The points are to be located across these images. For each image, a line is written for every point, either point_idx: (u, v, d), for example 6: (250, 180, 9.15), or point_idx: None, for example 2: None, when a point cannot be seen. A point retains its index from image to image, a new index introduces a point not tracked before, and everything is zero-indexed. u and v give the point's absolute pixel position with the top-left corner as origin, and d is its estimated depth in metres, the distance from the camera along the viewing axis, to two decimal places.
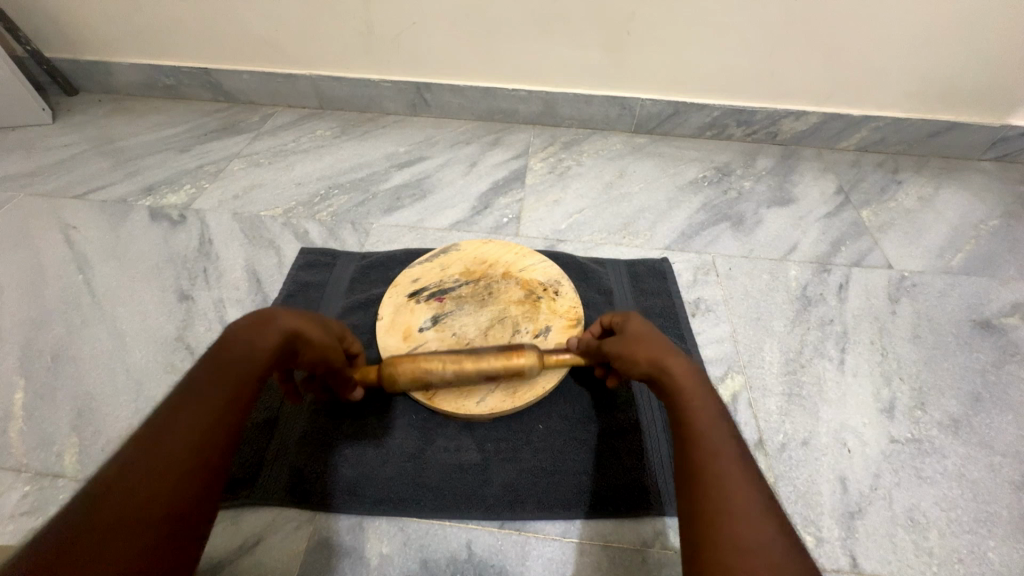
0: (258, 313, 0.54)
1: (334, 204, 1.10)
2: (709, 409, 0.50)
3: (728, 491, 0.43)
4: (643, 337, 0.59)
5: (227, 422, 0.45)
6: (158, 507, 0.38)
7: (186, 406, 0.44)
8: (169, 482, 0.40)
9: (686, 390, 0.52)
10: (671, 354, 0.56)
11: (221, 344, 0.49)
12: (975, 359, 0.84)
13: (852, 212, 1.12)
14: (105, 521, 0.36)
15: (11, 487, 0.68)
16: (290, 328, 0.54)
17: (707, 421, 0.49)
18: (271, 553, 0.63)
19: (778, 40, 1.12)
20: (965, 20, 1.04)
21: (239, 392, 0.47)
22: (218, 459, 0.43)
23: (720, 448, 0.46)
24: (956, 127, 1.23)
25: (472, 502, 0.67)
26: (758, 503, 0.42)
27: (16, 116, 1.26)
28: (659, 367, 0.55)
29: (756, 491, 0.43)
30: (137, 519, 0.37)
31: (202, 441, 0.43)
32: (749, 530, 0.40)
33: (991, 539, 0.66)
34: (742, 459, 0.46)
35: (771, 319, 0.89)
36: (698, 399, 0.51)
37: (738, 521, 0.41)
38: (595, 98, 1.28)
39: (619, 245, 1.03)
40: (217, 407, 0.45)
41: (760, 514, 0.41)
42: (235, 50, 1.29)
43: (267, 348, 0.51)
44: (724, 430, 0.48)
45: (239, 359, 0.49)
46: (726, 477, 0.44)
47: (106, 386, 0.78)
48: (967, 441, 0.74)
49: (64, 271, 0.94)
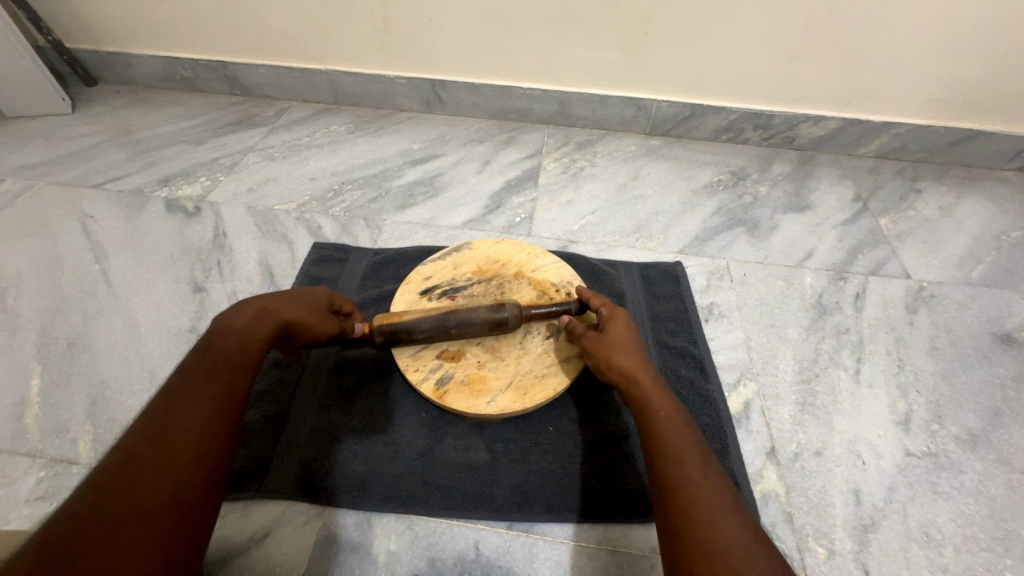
0: (249, 301, 0.54)
1: (347, 200, 1.10)
2: (676, 417, 0.53)
3: (700, 498, 0.46)
4: (617, 342, 0.61)
5: (226, 414, 0.47)
6: (165, 496, 0.41)
7: (183, 398, 0.46)
8: (174, 472, 0.42)
9: (653, 400, 0.55)
10: (641, 363, 0.59)
11: (211, 336, 0.51)
12: (995, 373, 0.83)
13: (870, 219, 1.10)
14: (113, 511, 0.38)
15: (26, 472, 0.69)
16: (283, 318, 0.55)
17: (676, 428, 0.52)
18: (280, 547, 0.63)
19: (798, 44, 1.11)
20: (992, 28, 1.02)
21: (234, 383, 0.49)
22: (219, 449, 0.46)
23: (688, 455, 0.49)
24: (979, 136, 1.21)
25: (480, 502, 0.66)
26: (730, 508, 0.45)
27: (36, 106, 1.28)
28: (629, 376, 0.58)
29: (725, 495, 0.46)
30: (145, 508, 0.39)
31: (203, 432, 0.45)
32: (723, 536, 0.43)
33: (1008, 558, 0.65)
34: (708, 469, 0.48)
35: (786, 326, 0.88)
36: (665, 409, 0.54)
37: (712, 527, 0.44)
38: (610, 99, 1.27)
39: (631, 247, 1.02)
40: (214, 399, 0.47)
41: (732, 517, 0.44)
42: (252, 45, 1.30)
43: (259, 337, 0.52)
44: (691, 437, 0.51)
45: (232, 350, 0.50)
46: (698, 484, 0.47)
47: (121, 375, 0.79)
48: (984, 457, 0.73)
49: (81, 260, 0.95)
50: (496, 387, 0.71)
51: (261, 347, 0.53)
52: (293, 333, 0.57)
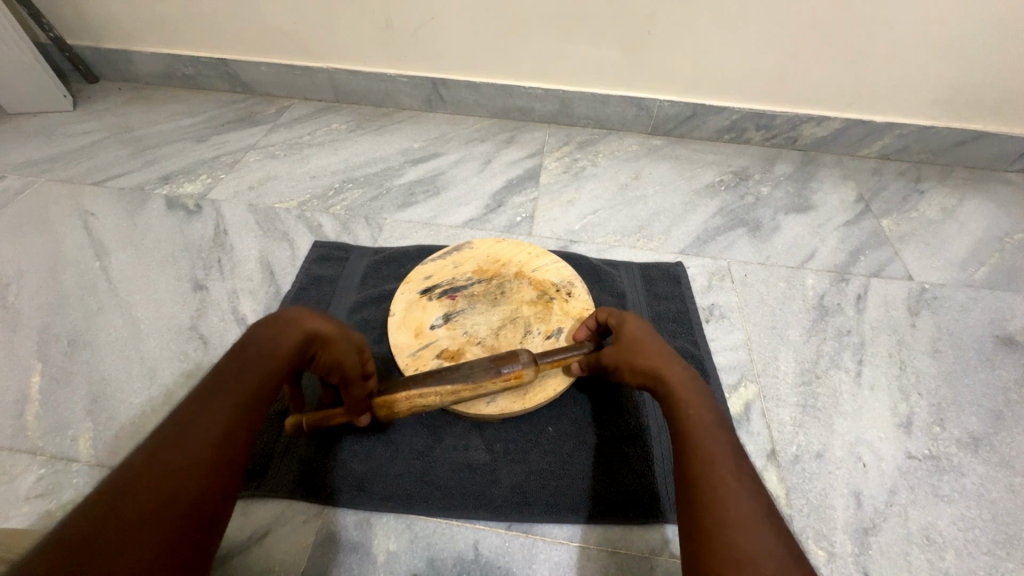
0: (280, 314, 0.55)
1: (347, 199, 1.10)
2: (703, 417, 0.53)
3: (727, 502, 0.45)
4: (648, 344, 0.61)
5: (247, 422, 0.48)
6: (182, 500, 0.41)
7: (208, 402, 0.46)
8: (194, 476, 0.42)
9: (681, 396, 0.55)
10: (673, 365, 0.58)
11: (243, 342, 0.52)
12: (997, 377, 0.83)
13: (873, 221, 1.10)
14: (134, 513, 0.38)
15: (26, 469, 0.69)
16: (310, 329, 0.55)
17: (701, 426, 0.52)
18: (279, 547, 0.63)
19: (801, 44, 1.11)
20: (996, 30, 1.02)
21: (257, 390, 0.49)
22: (236, 456, 0.46)
23: (718, 456, 0.49)
24: (982, 137, 1.21)
25: (480, 502, 0.66)
26: (756, 506, 0.45)
27: (38, 103, 1.28)
28: (653, 373, 0.58)
29: (753, 495, 0.46)
30: (161, 512, 0.39)
31: (225, 439, 0.45)
32: (752, 537, 0.43)
33: (1008, 561, 0.64)
34: (736, 467, 0.48)
35: (787, 328, 0.88)
36: (692, 406, 0.54)
37: (738, 531, 0.43)
38: (612, 98, 1.27)
39: (632, 248, 1.02)
40: (240, 405, 0.48)
41: (758, 519, 0.44)
42: (253, 42, 1.30)
43: (287, 346, 0.53)
44: (722, 440, 0.51)
45: (261, 358, 0.51)
46: (724, 484, 0.47)
47: (120, 374, 0.79)
48: (986, 460, 0.73)
49: (82, 258, 0.95)
50: None
51: (288, 357, 0.53)
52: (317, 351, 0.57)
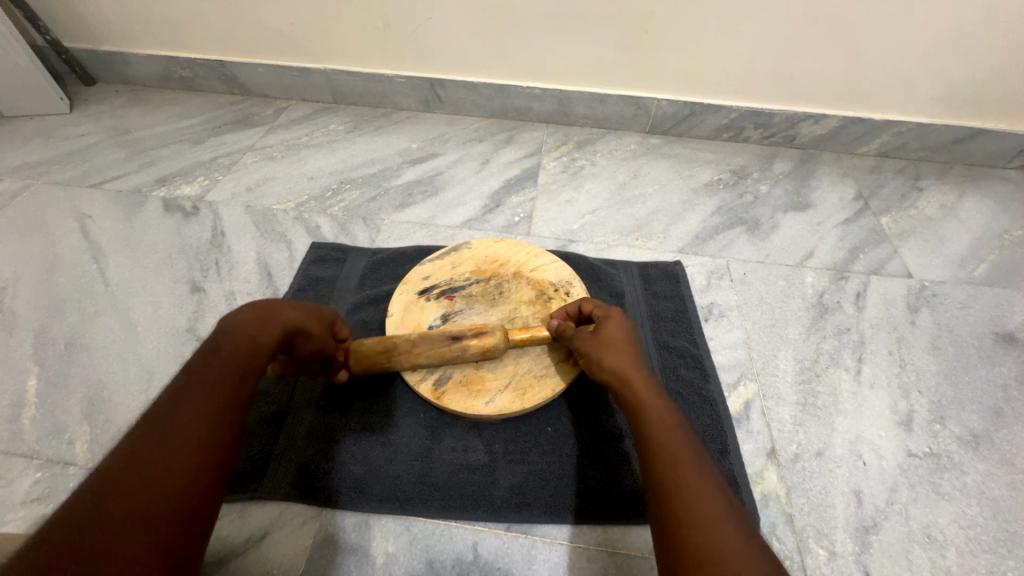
0: (255, 308, 0.55)
1: (345, 199, 1.10)
2: (667, 419, 0.53)
3: (692, 499, 0.46)
4: (610, 343, 0.61)
5: (230, 416, 0.47)
6: (167, 499, 0.41)
7: (184, 403, 0.46)
8: (176, 473, 0.42)
9: (643, 398, 0.55)
10: (632, 363, 0.59)
11: (218, 338, 0.51)
12: (998, 374, 0.82)
13: (871, 219, 1.09)
14: (115, 515, 0.38)
15: (22, 473, 0.68)
16: (287, 321, 0.56)
17: (664, 427, 0.52)
18: (277, 549, 0.63)
19: (797, 42, 1.10)
20: (992, 26, 1.02)
21: (237, 385, 0.49)
22: (221, 452, 0.45)
23: (683, 459, 0.50)
24: (981, 135, 1.21)
25: (479, 503, 0.66)
26: (724, 508, 0.46)
27: (34, 105, 1.27)
28: (618, 375, 0.58)
29: (719, 496, 0.47)
30: (143, 511, 0.39)
31: (206, 436, 0.45)
32: (719, 537, 0.43)
33: (1011, 559, 0.64)
34: (700, 470, 0.49)
35: (787, 327, 0.87)
36: (655, 409, 0.54)
37: (702, 529, 0.44)
38: (610, 97, 1.26)
39: (631, 246, 1.02)
40: (218, 402, 0.47)
41: (726, 520, 0.45)
42: (250, 44, 1.29)
43: (266, 339, 0.53)
44: (681, 436, 0.52)
45: (239, 354, 0.51)
46: (690, 486, 0.47)
47: (118, 376, 0.78)
48: (987, 457, 0.73)
49: (79, 260, 0.95)
50: (495, 387, 0.70)
51: (268, 351, 0.53)
52: (297, 341, 0.58)
